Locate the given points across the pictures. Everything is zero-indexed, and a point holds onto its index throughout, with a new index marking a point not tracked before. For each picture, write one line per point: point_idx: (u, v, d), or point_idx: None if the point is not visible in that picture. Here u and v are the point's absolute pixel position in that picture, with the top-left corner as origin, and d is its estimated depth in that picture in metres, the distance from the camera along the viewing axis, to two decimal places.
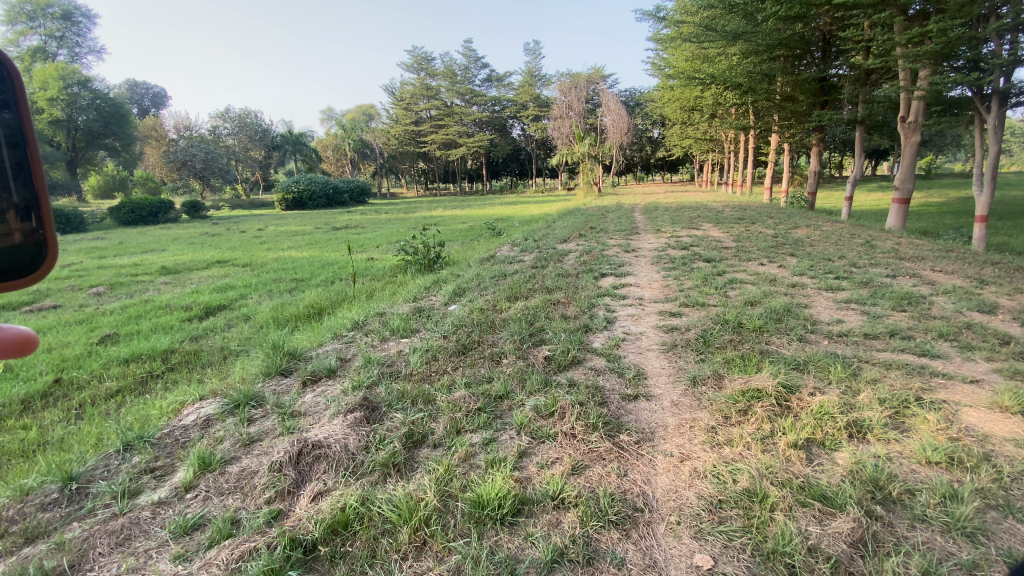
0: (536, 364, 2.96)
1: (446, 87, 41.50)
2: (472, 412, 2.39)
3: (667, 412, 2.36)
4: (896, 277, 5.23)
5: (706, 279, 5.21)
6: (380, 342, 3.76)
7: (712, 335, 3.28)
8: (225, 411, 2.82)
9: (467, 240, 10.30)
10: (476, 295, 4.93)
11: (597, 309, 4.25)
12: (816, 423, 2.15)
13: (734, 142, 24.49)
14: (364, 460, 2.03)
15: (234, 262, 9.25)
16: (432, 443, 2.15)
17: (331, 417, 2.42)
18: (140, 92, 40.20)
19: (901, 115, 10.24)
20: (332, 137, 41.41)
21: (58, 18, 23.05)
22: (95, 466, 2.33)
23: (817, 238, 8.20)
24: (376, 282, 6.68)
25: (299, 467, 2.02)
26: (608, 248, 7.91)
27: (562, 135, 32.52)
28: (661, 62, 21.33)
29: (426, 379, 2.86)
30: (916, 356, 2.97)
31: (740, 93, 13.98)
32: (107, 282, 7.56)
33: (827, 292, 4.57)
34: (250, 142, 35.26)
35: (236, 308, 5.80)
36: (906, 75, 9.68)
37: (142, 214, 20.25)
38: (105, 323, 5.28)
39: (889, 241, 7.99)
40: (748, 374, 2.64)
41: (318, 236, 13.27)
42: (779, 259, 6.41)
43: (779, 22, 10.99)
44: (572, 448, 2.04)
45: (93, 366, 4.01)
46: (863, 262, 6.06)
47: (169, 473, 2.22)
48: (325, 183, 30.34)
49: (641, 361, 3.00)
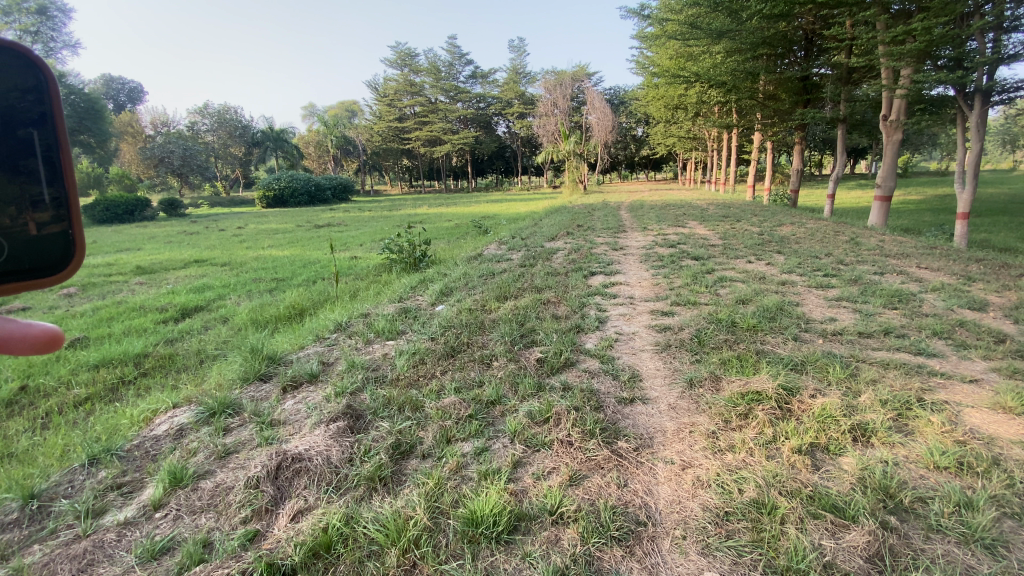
0: (528, 367, 2.85)
1: (431, 83, 41.10)
2: (463, 419, 2.27)
3: (664, 416, 2.27)
4: (884, 275, 5.23)
5: (695, 277, 5.15)
6: (364, 345, 3.62)
7: (707, 334, 3.21)
8: (200, 420, 2.66)
9: (453, 238, 10.16)
10: (463, 295, 4.81)
11: (587, 308, 4.16)
12: (820, 427, 2.08)
13: (717, 140, 24.69)
14: (348, 474, 1.90)
15: (213, 261, 8.99)
16: (420, 453, 2.03)
17: (312, 426, 2.29)
18: (116, 86, 39.12)
19: (883, 113, 10.32)
20: (315, 134, 40.82)
21: (33, 12, 22.35)
22: (58, 481, 2.16)
23: (803, 236, 8.24)
24: (360, 281, 6.51)
25: (278, 483, 1.88)
26: (596, 247, 7.83)
27: (548, 133, 32.47)
28: (644, 61, 21.40)
29: (413, 384, 2.74)
30: (912, 355, 2.94)
31: (724, 92, 14.06)
32: (78, 283, 7.26)
33: (818, 290, 4.55)
34: (229, 139, 34.55)
35: (214, 310, 5.59)
36: (888, 74, 9.79)
37: (117, 212, 19.67)
38: (76, 326, 5.03)
39: (873, 238, 8.06)
40: (746, 376, 2.57)
41: (299, 234, 13.02)
42: (766, 257, 6.40)
43: (763, 21, 11.02)
44: (568, 457, 1.94)
45: (61, 372, 3.80)
46: (849, 259, 6.08)
47: (137, 490, 2.06)
48: (308, 180, 29.88)
49: (635, 363, 2.91)
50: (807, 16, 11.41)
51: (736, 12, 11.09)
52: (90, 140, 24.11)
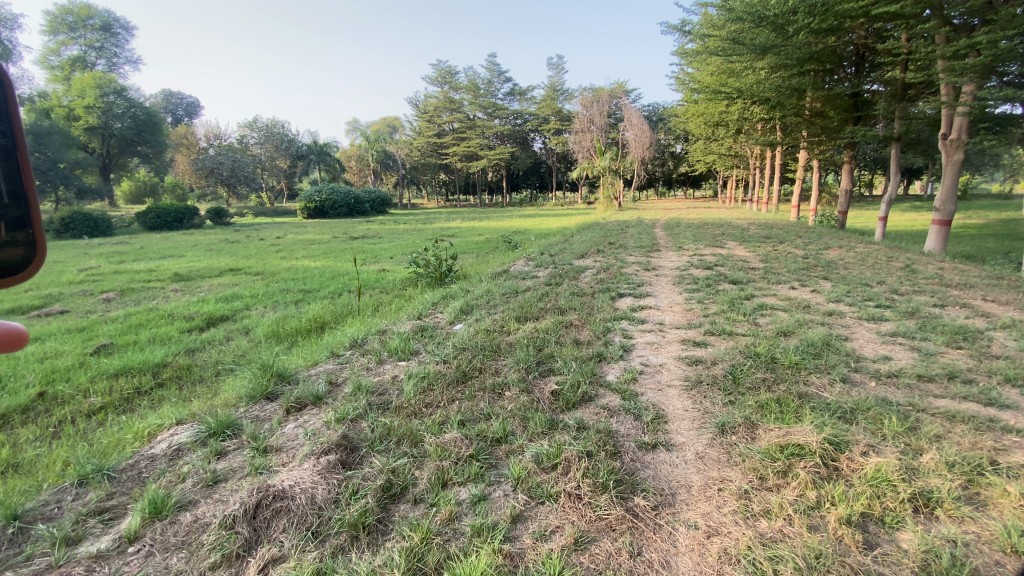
0: (541, 401, 2.63)
1: (469, 100, 41.78)
2: (463, 459, 2.07)
3: (689, 468, 2.01)
4: (944, 307, 4.78)
5: (733, 303, 4.84)
6: (376, 365, 3.49)
7: (742, 371, 2.91)
8: (198, 440, 2.55)
9: (481, 253, 10.07)
10: (483, 314, 4.64)
11: (612, 334, 3.91)
12: (874, 493, 1.78)
13: (759, 158, 23.93)
14: (331, 518, 1.73)
15: (247, 271, 9.17)
16: (413, 498, 1.85)
17: (303, 457, 2.14)
18: (174, 102, 41.68)
19: (942, 132, 9.61)
20: (356, 148, 42.08)
21: (98, 29, 24.50)
22: (44, 502, 2.06)
23: (853, 261, 7.70)
24: (384, 295, 6.47)
25: (256, 524, 1.73)
26: (627, 266, 7.54)
27: (584, 149, 32.39)
28: (683, 77, 21.04)
29: (417, 414, 2.56)
30: (982, 407, 2.55)
31: (767, 109, 13.55)
32: (118, 288, 7.52)
33: (870, 323, 4.15)
34: (276, 152, 35.98)
35: (238, 320, 5.61)
36: (949, 90, 9.09)
37: (167, 219, 20.59)
38: (105, 332, 5.11)
39: (931, 266, 7.48)
40: (787, 424, 2.26)
41: (333, 245, 13.24)
42: (811, 283, 5.98)
43: (810, 35, 10.55)
44: (576, 514, 1.71)
45: (80, 379, 3.81)
46: (905, 288, 5.60)
47: (118, 517, 1.93)
48: (348, 193, 30.64)
49: (660, 401, 2.64)
50: (858, 30, 10.88)
51: (782, 26, 10.49)
52: (148, 151, 25.61)
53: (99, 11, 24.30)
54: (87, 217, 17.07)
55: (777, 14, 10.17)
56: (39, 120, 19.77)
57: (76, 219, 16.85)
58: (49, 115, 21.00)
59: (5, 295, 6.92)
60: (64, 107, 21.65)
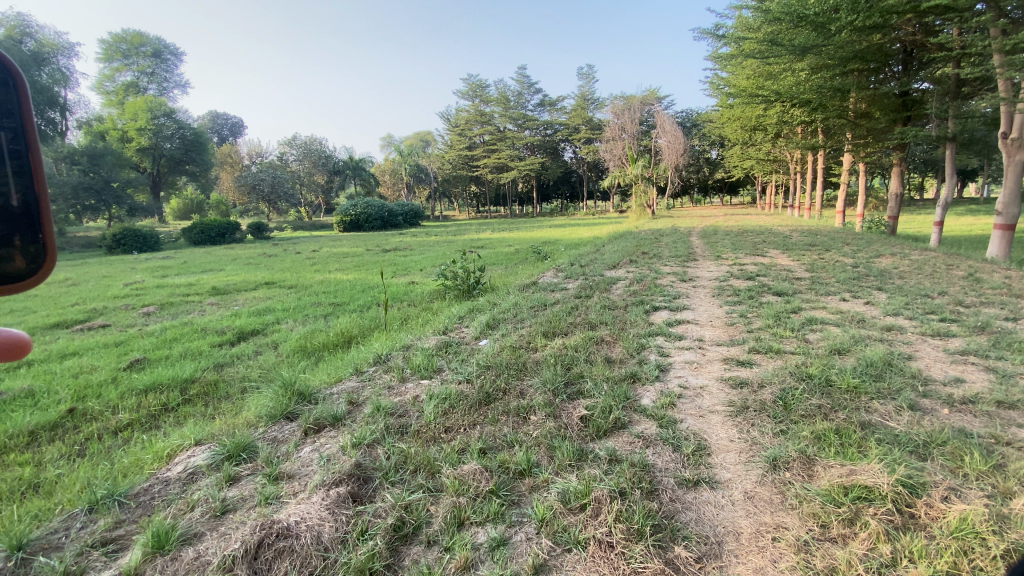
0: (569, 428, 2.42)
1: (500, 112, 42.07)
2: (482, 496, 1.90)
3: (738, 510, 1.77)
4: (1016, 321, 4.33)
5: (778, 317, 4.50)
6: (398, 384, 3.35)
7: (794, 397, 2.62)
8: (213, 464, 2.45)
9: (510, 265, 9.93)
10: (510, 329, 4.46)
11: (647, 352, 3.66)
12: (960, 549, 1.50)
13: (800, 162, 22.98)
14: (335, 561, 1.59)
15: (281, 284, 9.31)
16: (426, 540, 1.69)
17: (312, 489, 1.99)
18: (220, 123, 43.85)
19: (1002, 130, 8.95)
20: (390, 163, 42.98)
21: (149, 55, 26.15)
22: (51, 530, 2.00)
23: (908, 270, 7.18)
24: (411, 309, 6.40)
25: (256, 565, 1.59)
26: (662, 277, 7.24)
27: (615, 157, 32.15)
28: (718, 81, 20.48)
29: (435, 440, 2.40)
30: None
31: (808, 111, 12.97)
32: (159, 302, 7.73)
33: (935, 340, 3.76)
34: (313, 168, 37.06)
35: (268, 334, 5.64)
36: (1008, 85, 8.39)
37: (211, 234, 21.36)
38: (140, 346, 5.20)
39: (997, 274, 6.91)
40: (851, 461, 1.98)
41: (366, 258, 13.37)
42: (863, 293, 5.57)
43: (854, 33, 10.03)
44: (605, 567, 1.51)
45: (111, 395, 3.83)
46: (972, 300, 5.14)
47: (121, 550, 1.84)
48: (382, 207, 31.15)
49: (702, 430, 2.39)
50: (906, 27, 10.27)
51: (823, 25, 10.01)
52: (195, 170, 26.78)
53: (150, 38, 25.97)
54: (137, 233, 17.89)
55: (817, 13, 9.71)
56: (94, 142, 20.99)
57: (126, 235, 17.64)
58: (105, 137, 22.37)
59: (53, 310, 7.19)
60: (118, 130, 23.10)
